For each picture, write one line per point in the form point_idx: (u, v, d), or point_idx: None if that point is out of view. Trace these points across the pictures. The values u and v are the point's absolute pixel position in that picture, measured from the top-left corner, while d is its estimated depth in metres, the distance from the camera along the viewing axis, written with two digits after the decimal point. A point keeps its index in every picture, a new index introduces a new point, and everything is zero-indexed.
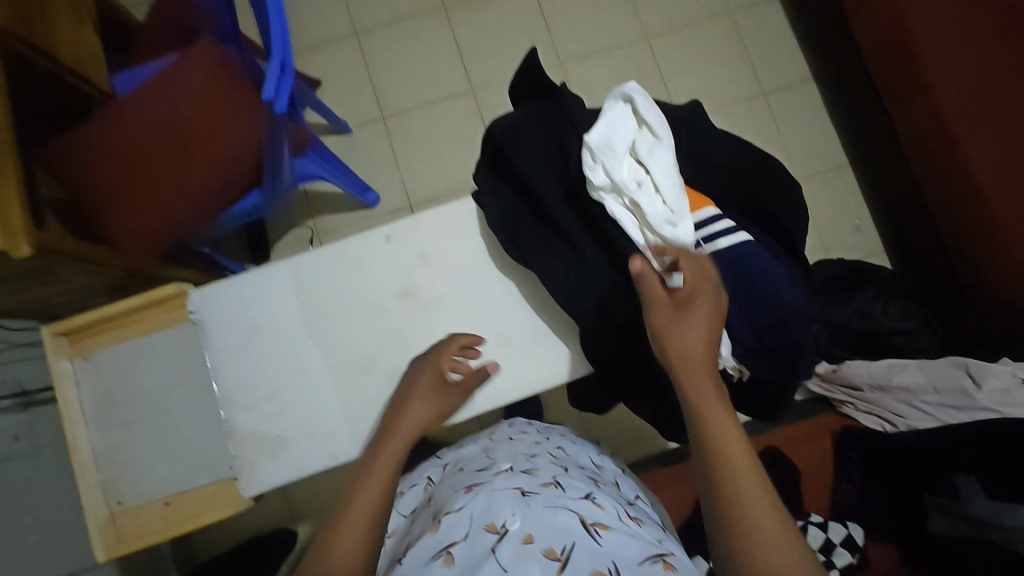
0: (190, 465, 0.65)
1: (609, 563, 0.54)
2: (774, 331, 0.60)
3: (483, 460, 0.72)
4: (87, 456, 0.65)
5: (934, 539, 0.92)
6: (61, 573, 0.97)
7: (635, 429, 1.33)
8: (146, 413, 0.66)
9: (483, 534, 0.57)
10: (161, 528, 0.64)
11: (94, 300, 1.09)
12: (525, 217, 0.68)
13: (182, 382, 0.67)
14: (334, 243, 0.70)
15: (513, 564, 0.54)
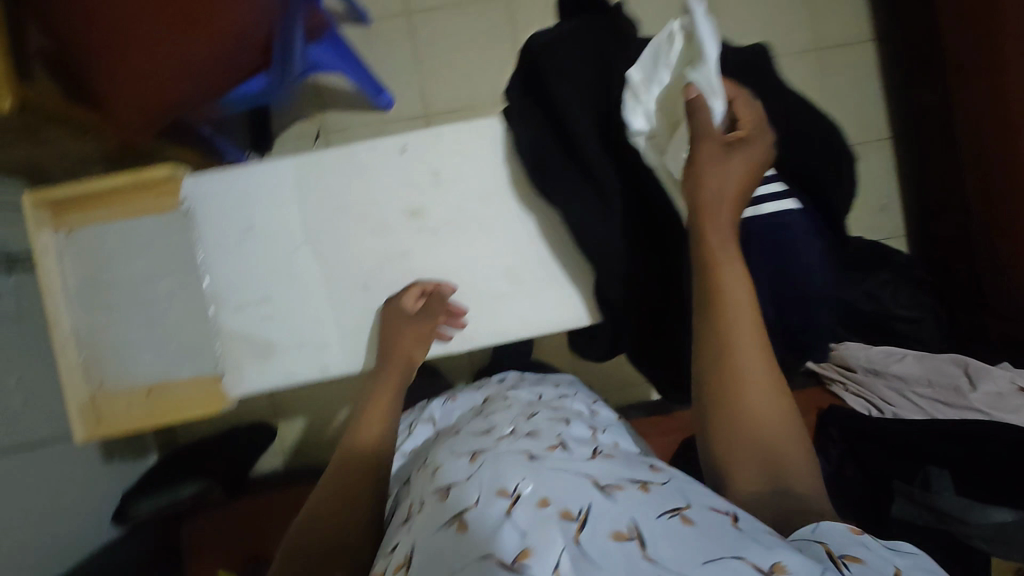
0: (177, 357, 0.63)
1: (628, 520, 0.47)
2: (800, 310, 0.57)
3: (480, 426, 0.71)
4: (68, 334, 0.62)
5: (895, 522, 0.94)
6: (43, 437, 0.99)
7: (622, 377, 1.34)
8: (132, 298, 0.63)
9: (495, 500, 0.50)
10: (143, 416, 0.63)
11: (83, 170, 1.04)
12: (555, 147, 0.62)
13: (171, 271, 0.63)
14: (343, 147, 0.63)
15: (529, 525, 0.47)
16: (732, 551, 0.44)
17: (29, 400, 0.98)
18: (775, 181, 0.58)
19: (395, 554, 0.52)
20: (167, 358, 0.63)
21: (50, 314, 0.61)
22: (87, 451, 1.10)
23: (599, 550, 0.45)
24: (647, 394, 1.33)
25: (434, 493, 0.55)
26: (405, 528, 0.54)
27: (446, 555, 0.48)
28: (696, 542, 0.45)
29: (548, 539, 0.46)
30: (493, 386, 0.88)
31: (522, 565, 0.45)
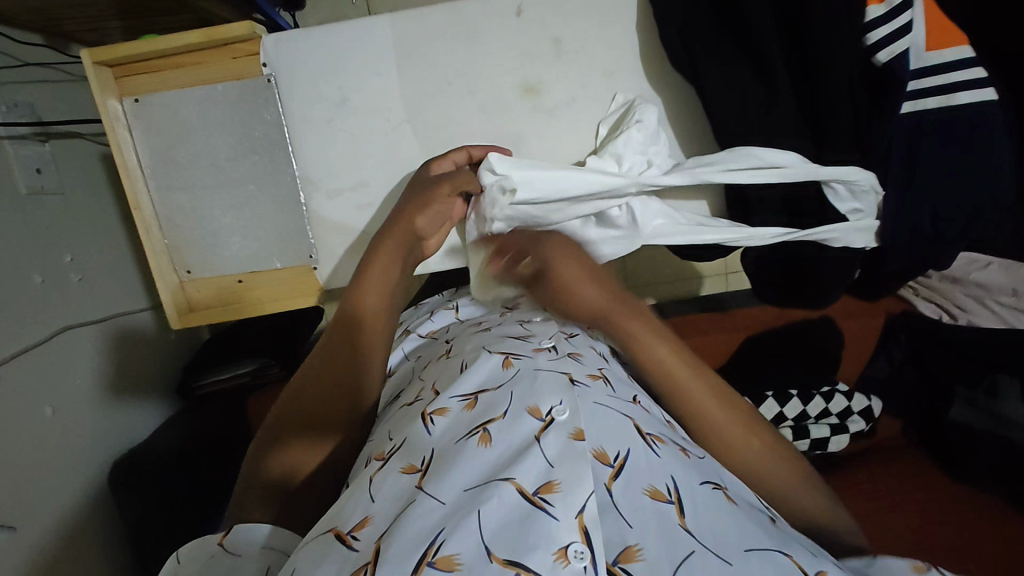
0: (261, 243, 0.67)
1: (668, 481, 0.46)
2: (962, 218, 0.53)
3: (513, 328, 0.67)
4: (149, 215, 0.65)
5: (950, 423, 0.97)
6: (99, 312, 1.00)
7: (672, 273, 1.32)
8: (212, 180, 0.65)
9: (525, 418, 0.50)
10: (231, 300, 0.68)
11: (104, 25, 0.93)
12: (704, 14, 0.56)
13: (252, 149, 0.64)
14: (452, 8, 0.61)
15: (560, 457, 0.46)
16: (772, 544, 0.43)
17: (85, 277, 0.98)
18: (976, 64, 0.50)
19: (404, 447, 0.51)
20: (249, 242, 0.67)
21: (131, 194, 0.64)
22: (145, 328, 1.13)
23: (631, 507, 0.44)
24: (696, 290, 1.32)
25: (459, 400, 0.54)
26: (418, 425, 0.52)
27: (467, 459, 0.47)
28: (736, 525, 0.44)
29: (578, 475, 0.44)
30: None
31: (544, 499, 0.43)
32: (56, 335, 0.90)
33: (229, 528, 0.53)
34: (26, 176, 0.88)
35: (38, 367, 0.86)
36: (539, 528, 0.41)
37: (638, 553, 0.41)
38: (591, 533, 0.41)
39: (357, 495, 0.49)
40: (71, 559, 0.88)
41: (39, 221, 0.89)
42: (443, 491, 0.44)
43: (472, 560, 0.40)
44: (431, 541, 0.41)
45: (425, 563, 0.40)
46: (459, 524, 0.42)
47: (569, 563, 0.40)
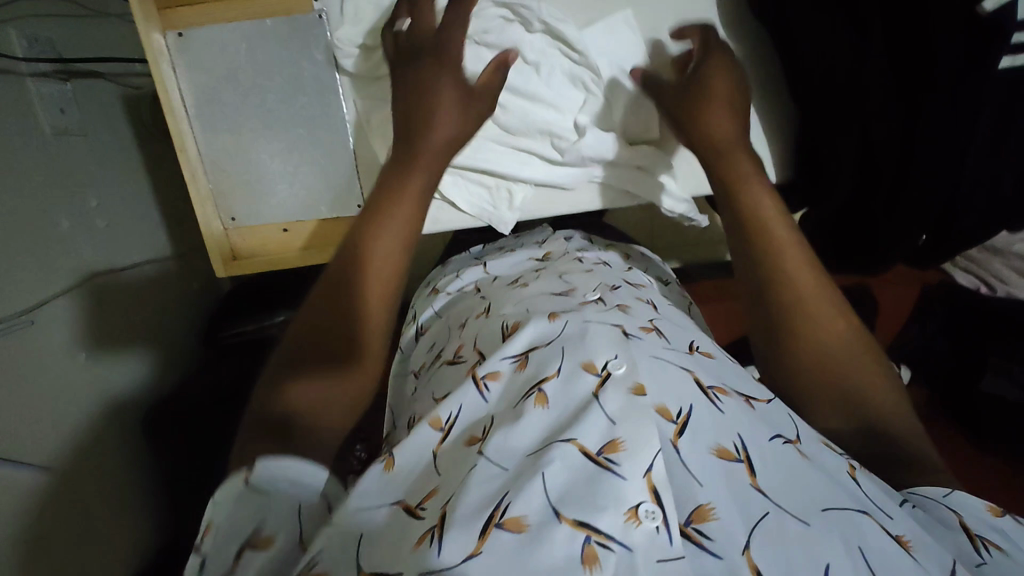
0: (316, 191, 0.70)
1: (735, 438, 0.45)
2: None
3: (554, 284, 0.66)
4: (193, 158, 0.66)
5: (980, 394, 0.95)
6: (125, 258, 0.99)
7: (699, 236, 1.30)
8: (260, 122, 0.66)
9: (580, 374, 0.48)
10: (276, 247, 0.71)
11: None
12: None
13: (301, 90, 0.66)
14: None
15: (622, 414, 0.45)
16: (858, 505, 0.43)
17: (112, 222, 0.97)
18: None
19: (460, 411, 0.49)
20: (297, 188, 0.69)
21: (178, 134, 0.64)
22: (169, 276, 1.12)
23: (700, 464, 0.43)
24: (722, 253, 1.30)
25: (509, 359, 0.53)
26: (468, 387, 0.51)
27: (524, 421, 0.45)
28: (812, 482, 0.44)
29: (642, 437, 0.43)
30: (558, 245, 0.82)
31: (610, 458, 0.42)
32: (84, 282, 0.89)
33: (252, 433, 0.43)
34: (50, 115, 0.85)
35: (68, 313, 0.86)
36: (608, 489, 0.41)
37: (712, 512, 0.40)
38: (661, 494, 0.41)
39: (412, 457, 0.46)
40: (108, 502, 0.90)
41: (64, 163, 0.87)
42: (503, 457, 0.43)
43: (540, 521, 0.39)
44: (496, 505, 0.40)
45: (492, 525, 0.39)
46: (527, 485, 0.41)
47: (641, 522, 0.39)
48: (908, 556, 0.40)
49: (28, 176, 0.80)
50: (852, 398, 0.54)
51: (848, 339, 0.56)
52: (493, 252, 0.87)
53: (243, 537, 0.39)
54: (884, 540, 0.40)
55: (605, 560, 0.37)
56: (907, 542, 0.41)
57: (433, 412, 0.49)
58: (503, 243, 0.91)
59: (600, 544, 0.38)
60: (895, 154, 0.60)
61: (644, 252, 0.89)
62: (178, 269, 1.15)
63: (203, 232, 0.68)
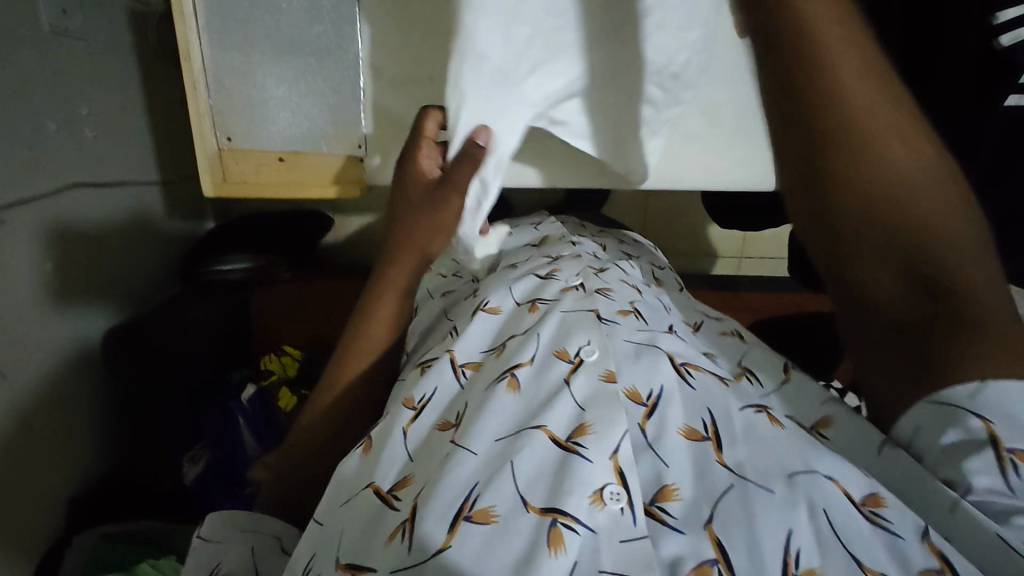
0: (316, 128, 0.71)
1: (704, 417, 0.45)
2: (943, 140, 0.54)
3: (540, 266, 0.66)
4: (196, 69, 0.64)
5: None
6: (107, 174, 0.96)
7: (690, 247, 1.31)
8: (273, 46, 0.67)
9: (554, 361, 0.49)
10: (269, 176, 0.70)
11: None
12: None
13: (317, 19, 0.66)
14: None
15: (590, 401, 0.45)
16: (824, 467, 0.41)
17: (99, 135, 0.94)
18: None
19: (436, 399, 0.50)
20: (299, 117, 0.70)
21: (185, 41, 0.62)
22: (151, 202, 1.09)
23: (667, 445, 0.43)
24: (709, 267, 1.32)
25: (488, 352, 0.54)
26: (448, 376, 0.52)
27: (499, 405, 0.46)
28: (782, 452, 0.42)
29: (609, 420, 0.43)
30: (552, 227, 0.81)
31: (577, 442, 0.42)
32: (59, 192, 0.86)
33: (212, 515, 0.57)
34: (50, 13, 0.82)
35: (40, 219, 0.82)
36: (575, 472, 0.40)
37: (676, 493, 0.40)
38: (626, 475, 0.40)
39: (388, 445, 0.48)
40: (55, 420, 0.87)
41: (58, 64, 0.84)
42: (476, 442, 0.43)
43: (507, 510, 0.39)
44: (467, 495, 0.40)
45: (460, 518, 0.39)
46: (494, 474, 0.41)
47: (605, 505, 0.39)
48: (877, 525, 0.37)
49: (19, 70, 0.77)
50: (909, 257, 0.40)
51: (953, 213, 0.41)
52: None
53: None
54: (851, 504, 0.38)
55: (569, 542, 0.37)
56: (878, 501, 0.38)
57: (410, 398, 0.51)
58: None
59: (565, 526, 0.38)
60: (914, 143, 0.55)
61: (638, 237, 0.89)
62: (161, 197, 1.12)
63: (197, 150, 0.67)
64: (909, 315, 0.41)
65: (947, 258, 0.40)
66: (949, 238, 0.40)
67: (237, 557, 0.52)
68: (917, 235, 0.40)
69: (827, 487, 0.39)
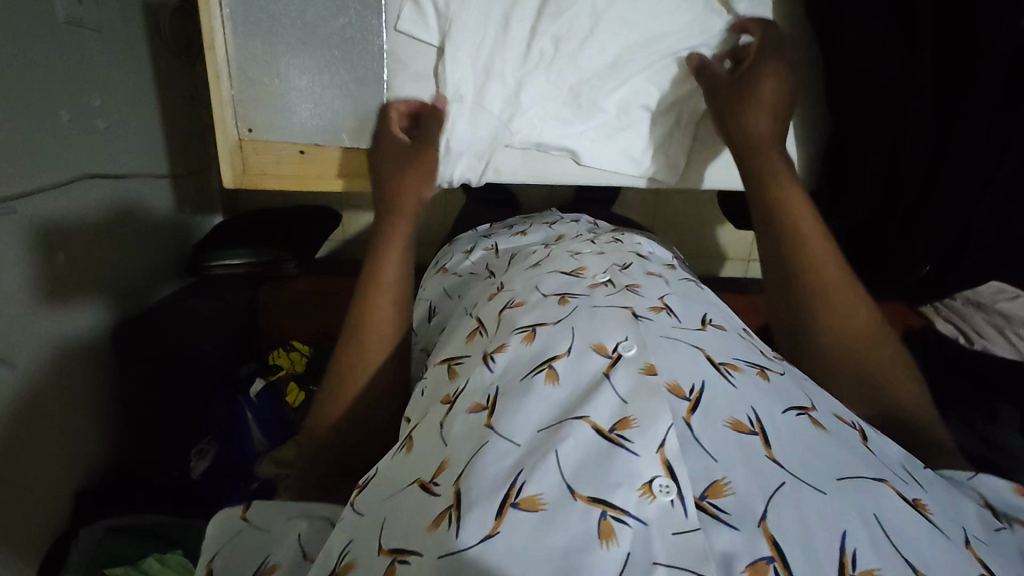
0: (335, 122, 0.70)
1: (749, 412, 0.44)
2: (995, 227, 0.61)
3: (566, 261, 0.66)
4: (221, 60, 0.65)
5: None
6: (118, 166, 0.96)
7: (698, 249, 1.31)
8: (296, 37, 0.66)
9: (590, 355, 0.49)
10: (289, 167, 0.71)
11: None
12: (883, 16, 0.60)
13: (341, 10, 0.66)
14: None
15: (632, 395, 0.44)
16: (873, 473, 0.41)
17: (111, 126, 0.93)
18: None
19: (469, 389, 0.49)
20: (320, 110, 0.70)
21: (209, 30, 0.63)
22: (161, 195, 1.09)
23: (713, 438, 0.42)
24: (717, 269, 1.33)
25: (516, 333, 0.53)
26: (477, 366, 0.51)
27: (537, 397, 0.45)
28: (828, 452, 0.42)
29: (652, 414, 0.43)
30: (569, 226, 0.82)
31: (622, 434, 0.42)
32: (71, 182, 0.86)
33: (251, 504, 0.51)
34: (66, 2, 0.82)
35: (50, 209, 0.82)
36: (621, 465, 0.40)
37: (727, 487, 0.39)
38: (674, 469, 0.40)
39: (428, 440, 0.46)
40: (63, 411, 0.87)
41: (71, 53, 0.84)
42: (516, 431, 0.43)
43: (555, 499, 0.38)
44: (511, 483, 0.39)
45: (508, 505, 0.38)
46: (540, 461, 0.40)
47: (655, 497, 0.38)
48: (928, 523, 0.39)
49: (34, 59, 0.77)
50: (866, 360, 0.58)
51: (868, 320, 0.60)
52: (501, 231, 0.86)
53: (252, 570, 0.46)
54: (901, 507, 0.39)
55: (621, 534, 0.37)
56: (922, 506, 0.41)
57: (447, 396, 0.50)
58: (511, 222, 0.91)
59: (615, 519, 0.37)
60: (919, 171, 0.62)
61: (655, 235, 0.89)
62: (171, 190, 1.12)
63: (218, 140, 0.68)
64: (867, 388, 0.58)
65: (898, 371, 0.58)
66: (902, 390, 0.57)
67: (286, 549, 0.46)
68: (869, 361, 0.58)
69: (876, 489, 0.40)
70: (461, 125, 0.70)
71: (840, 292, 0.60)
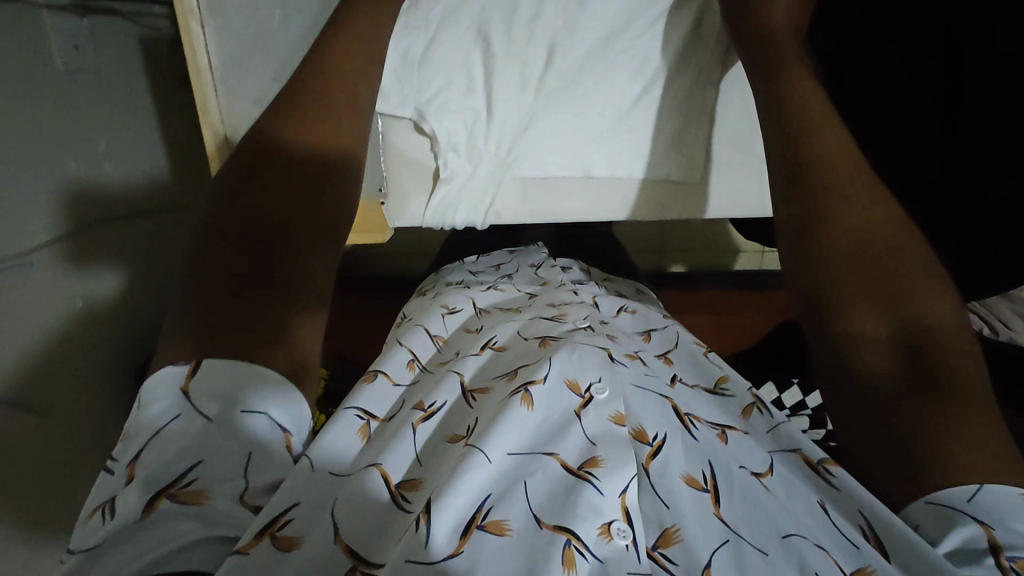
0: None
1: (705, 468, 0.48)
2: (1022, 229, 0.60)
3: (547, 308, 0.69)
4: (216, 123, 0.69)
5: None
6: (129, 203, 0.97)
7: (709, 244, 1.30)
8: (288, 93, 0.70)
9: (564, 390, 0.50)
10: None
11: None
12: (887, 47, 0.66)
13: None
14: None
15: (600, 437, 0.48)
16: (816, 537, 0.44)
17: (119, 167, 0.95)
18: None
19: (448, 410, 0.51)
20: None
21: (202, 97, 0.67)
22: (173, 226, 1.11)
23: (667, 487, 0.46)
24: (730, 262, 1.31)
25: (500, 377, 0.54)
26: (456, 395, 0.53)
27: (512, 417, 0.46)
28: (775, 510, 0.45)
29: (620, 459, 0.46)
30: (553, 273, 0.85)
31: (589, 472, 0.45)
32: (85, 227, 0.87)
33: (200, 364, 0.38)
34: (64, 53, 0.83)
35: (66, 255, 0.84)
36: (586, 499, 0.43)
37: (676, 536, 0.43)
38: (632, 514, 0.44)
39: (387, 444, 0.47)
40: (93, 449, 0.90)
41: (76, 102, 0.85)
42: (490, 448, 0.44)
43: (521, 527, 0.41)
44: (478, 506, 0.42)
45: (475, 526, 0.41)
46: (511, 490, 0.43)
47: (612, 538, 0.42)
48: None
49: (37, 113, 0.78)
50: (899, 307, 0.45)
51: (894, 240, 0.49)
52: (488, 269, 0.90)
53: (171, 478, 0.36)
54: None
55: (579, 565, 0.40)
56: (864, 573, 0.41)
57: (421, 403, 0.51)
58: (497, 259, 0.94)
59: (577, 549, 0.40)
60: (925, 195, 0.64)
61: (637, 285, 0.93)
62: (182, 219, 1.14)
63: None
64: (901, 335, 0.44)
65: (936, 309, 0.45)
66: (931, 311, 0.45)
67: (225, 465, 0.37)
68: (902, 294, 0.46)
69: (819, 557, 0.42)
70: (456, 162, 0.76)
71: (847, 211, 0.50)
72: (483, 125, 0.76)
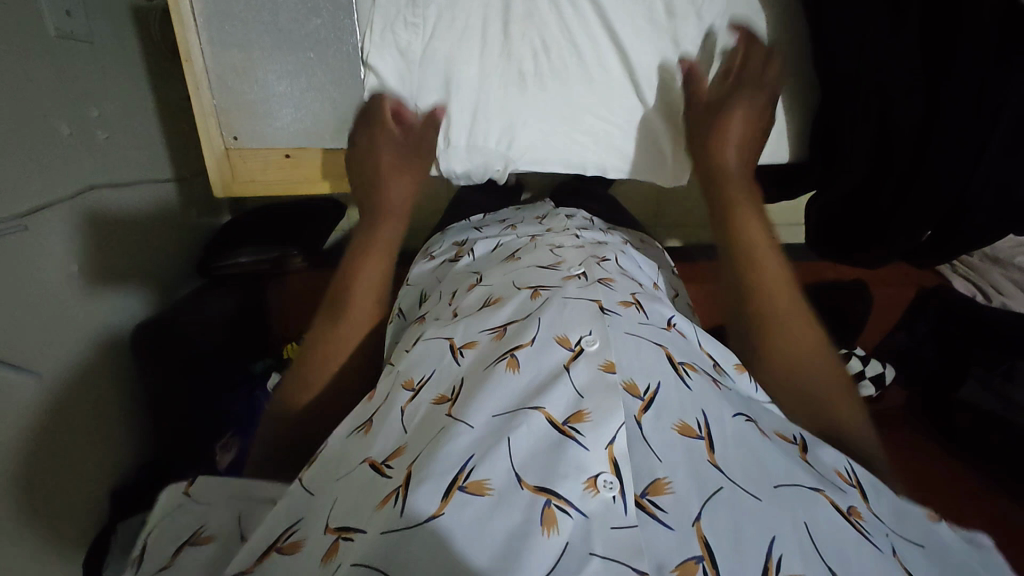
0: (316, 129, 0.77)
1: (699, 416, 0.48)
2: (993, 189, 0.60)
3: (545, 257, 0.70)
4: (199, 70, 0.71)
5: (962, 400, 1.00)
6: (123, 172, 0.98)
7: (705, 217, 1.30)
8: (271, 42, 0.71)
9: (553, 346, 0.52)
10: (276, 170, 0.78)
11: None
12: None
13: (314, 12, 0.71)
14: None
15: (588, 389, 0.48)
16: (810, 483, 0.46)
17: (112, 136, 0.95)
18: None
19: (435, 378, 0.53)
20: (298, 113, 0.76)
21: (185, 44, 0.69)
22: (168, 199, 1.11)
23: (659, 440, 0.45)
24: None
25: (488, 331, 0.57)
26: (447, 357, 0.55)
27: (499, 384, 0.48)
28: (764, 461, 0.46)
29: (607, 410, 0.46)
30: (558, 221, 0.85)
31: (574, 427, 0.45)
32: (79, 194, 0.88)
33: (193, 479, 0.54)
34: (56, 17, 0.83)
35: (65, 222, 0.85)
36: (571, 456, 0.43)
37: (667, 486, 0.42)
38: (620, 466, 0.43)
39: (388, 421, 0.50)
40: (96, 416, 0.91)
41: (69, 68, 0.85)
42: (472, 416, 0.46)
43: (502, 485, 0.41)
44: (461, 466, 0.42)
45: (455, 488, 0.40)
46: (492, 450, 0.43)
47: (598, 492, 0.41)
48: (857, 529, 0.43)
49: (31, 78, 0.79)
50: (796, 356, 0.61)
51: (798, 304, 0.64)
52: (493, 224, 0.91)
53: (184, 534, 0.49)
54: (823, 520, 0.42)
55: (563, 524, 0.39)
56: (855, 512, 0.45)
57: (411, 380, 0.54)
58: (502, 217, 0.94)
59: (558, 508, 0.40)
60: (907, 145, 0.62)
61: (642, 236, 0.93)
62: (177, 193, 1.14)
63: (206, 148, 0.76)
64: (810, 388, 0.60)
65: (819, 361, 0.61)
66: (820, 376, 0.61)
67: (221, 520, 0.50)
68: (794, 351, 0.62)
69: (812, 498, 0.44)
70: (458, 162, 0.80)
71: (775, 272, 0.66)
72: (482, 80, 0.77)
